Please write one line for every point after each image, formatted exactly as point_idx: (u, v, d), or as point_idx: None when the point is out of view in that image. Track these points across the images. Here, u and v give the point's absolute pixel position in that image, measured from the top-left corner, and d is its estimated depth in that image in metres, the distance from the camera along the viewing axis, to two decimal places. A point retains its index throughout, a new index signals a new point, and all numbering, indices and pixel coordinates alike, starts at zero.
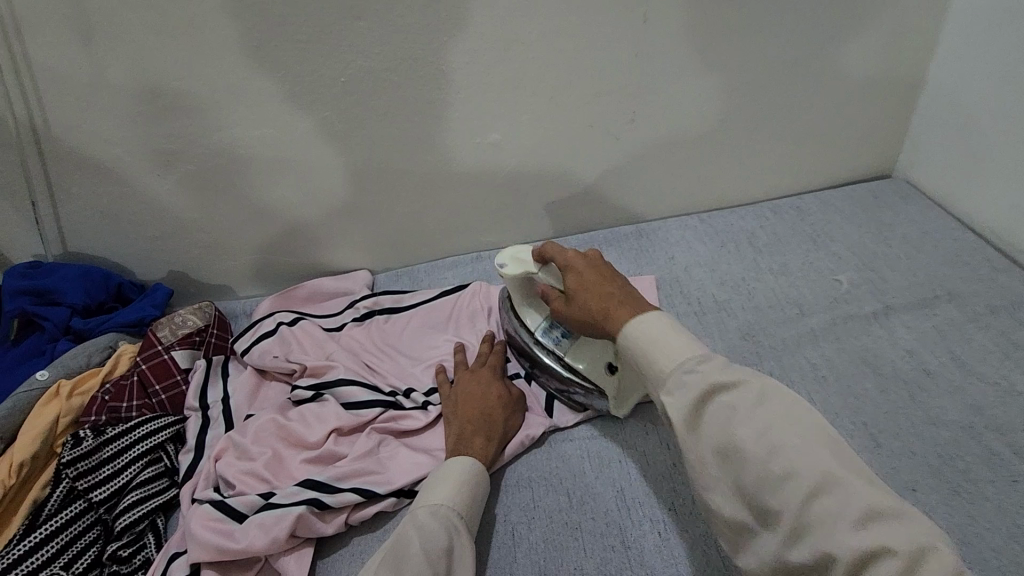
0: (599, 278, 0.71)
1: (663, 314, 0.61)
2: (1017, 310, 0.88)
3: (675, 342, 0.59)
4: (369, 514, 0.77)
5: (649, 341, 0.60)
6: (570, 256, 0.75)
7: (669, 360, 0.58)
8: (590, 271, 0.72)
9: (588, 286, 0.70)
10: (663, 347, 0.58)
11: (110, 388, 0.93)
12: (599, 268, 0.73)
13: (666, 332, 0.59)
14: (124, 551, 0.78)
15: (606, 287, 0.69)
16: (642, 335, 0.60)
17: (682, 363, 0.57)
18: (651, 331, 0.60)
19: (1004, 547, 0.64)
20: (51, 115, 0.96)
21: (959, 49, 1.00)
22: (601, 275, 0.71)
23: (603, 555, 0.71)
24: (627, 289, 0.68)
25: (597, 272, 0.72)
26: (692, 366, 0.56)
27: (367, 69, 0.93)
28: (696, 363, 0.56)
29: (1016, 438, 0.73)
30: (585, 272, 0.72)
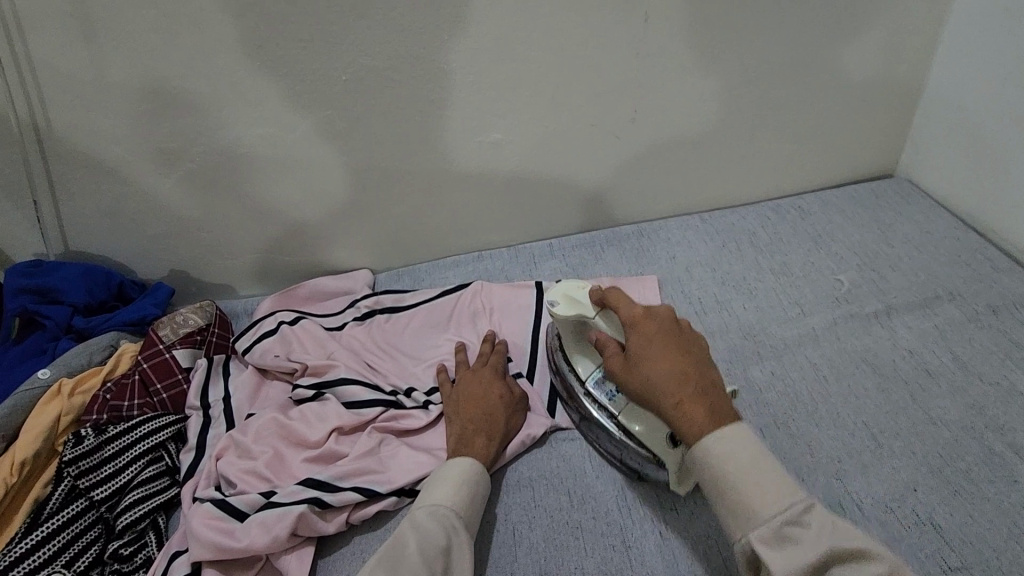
0: (671, 351, 0.66)
1: (742, 432, 0.59)
2: (1018, 310, 0.88)
3: (760, 470, 0.56)
4: (370, 513, 0.77)
5: (724, 456, 0.57)
6: (641, 324, 0.69)
7: (764, 501, 0.54)
8: (664, 338, 0.67)
9: (660, 358, 0.65)
10: (747, 474, 0.56)
11: (111, 387, 0.93)
12: (672, 340, 0.67)
13: (747, 451, 0.57)
14: (125, 549, 0.78)
15: (680, 368, 0.64)
16: (717, 447, 0.58)
17: (783, 513, 0.54)
18: (731, 447, 0.58)
19: (1004, 548, 0.64)
20: (53, 114, 0.96)
21: (960, 49, 1.00)
22: (676, 346, 0.66)
23: (603, 555, 0.71)
24: (703, 377, 0.64)
25: (671, 343, 0.66)
26: (795, 517, 0.54)
27: (368, 68, 0.93)
28: (801, 515, 0.54)
29: (1016, 438, 0.73)
30: (656, 338, 0.67)
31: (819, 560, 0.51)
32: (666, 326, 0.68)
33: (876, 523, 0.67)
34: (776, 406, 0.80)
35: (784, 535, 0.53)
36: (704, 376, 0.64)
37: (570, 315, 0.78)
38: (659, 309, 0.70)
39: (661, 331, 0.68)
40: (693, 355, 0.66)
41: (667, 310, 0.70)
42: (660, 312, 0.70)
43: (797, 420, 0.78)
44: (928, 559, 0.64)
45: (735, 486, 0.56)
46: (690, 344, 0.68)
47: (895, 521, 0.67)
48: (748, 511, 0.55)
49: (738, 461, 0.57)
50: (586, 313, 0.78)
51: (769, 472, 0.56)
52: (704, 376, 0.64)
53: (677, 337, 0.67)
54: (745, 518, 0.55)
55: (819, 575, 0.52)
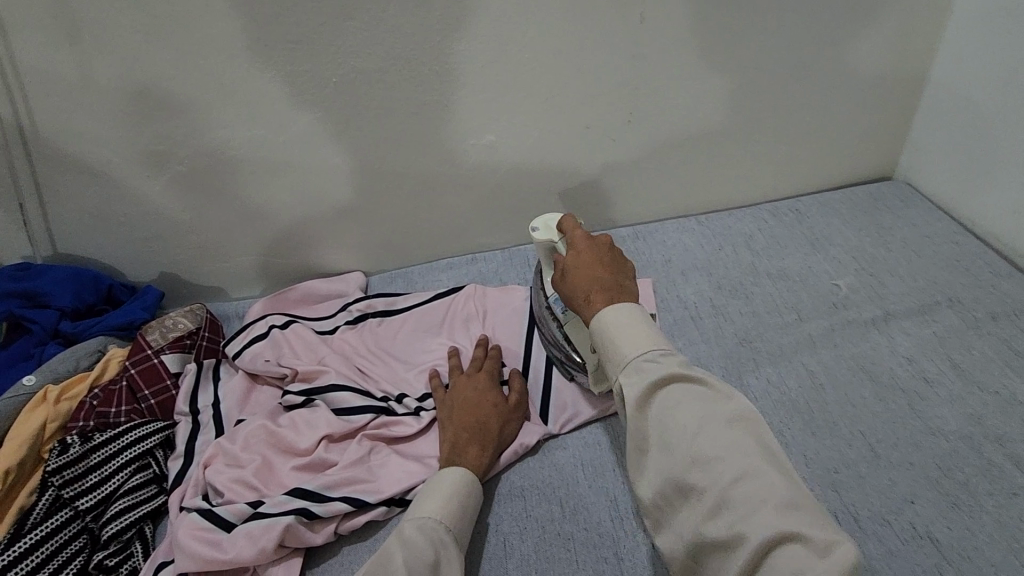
0: (595, 262, 0.68)
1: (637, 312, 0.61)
2: (1018, 317, 0.87)
3: (642, 334, 0.59)
4: (359, 523, 0.76)
5: (613, 329, 0.60)
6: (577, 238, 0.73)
7: (630, 346, 0.59)
8: (592, 252, 0.70)
9: (583, 264, 0.69)
10: (626, 334, 0.59)
11: (98, 393, 0.91)
12: (601, 252, 0.70)
13: (633, 322, 0.60)
14: (111, 560, 0.77)
15: (596, 273, 0.67)
16: (608, 325, 0.61)
17: (644, 352, 0.58)
18: (620, 322, 0.60)
19: (1003, 562, 0.63)
20: (38, 115, 0.94)
21: (961, 50, 0.99)
22: (601, 258, 0.69)
23: (596, 567, 0.70)
24: (619, 282, 0.65)
25: (596, 255, 0.69)
26: (654, 356, 0.58)
27: (358, 69, 0.92)
28: (659, 355, 0.58)
29: (1015, 449, 0.72)
30: (587, 251, 0.70)
31: (661, 380, 0.56)
32: (598, 244, 0.71)
33: (873, 537, 0.66)
34: (772, 414, 0.79)
35: (640, 366, 0.57)
36: (618, 281, 0.66)
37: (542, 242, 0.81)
38: (597, 234, 0.73)
39: (593, 247, 0.71)
40: (615, 268, 0.68)
41: (607, 238, 0.73)
42: (598, 235, 0.73)
43: (794, 429, 0.77)
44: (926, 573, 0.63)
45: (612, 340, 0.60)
46: (619, 261, 0.69)
47: (892, 534, 0.66)
48: (616, 356, 0.59)
49: (625, 331, 0.60)
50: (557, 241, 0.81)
51: (646, 333, 0.59)
52: (619, 283, 0.65)
53: (607, 253, 0.70)
54: (612, 361, 0.60)
55: (657, 391, 0.56)
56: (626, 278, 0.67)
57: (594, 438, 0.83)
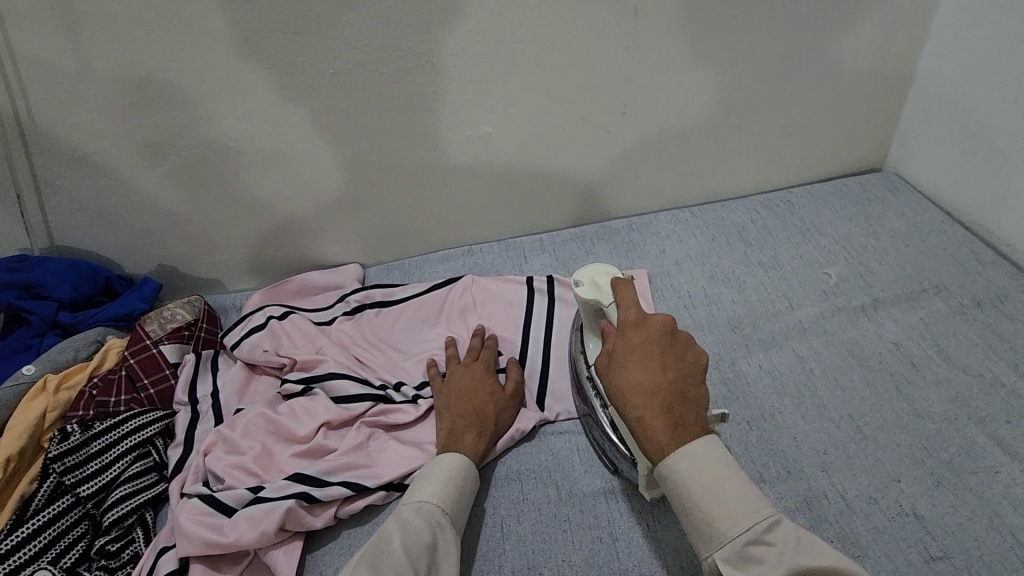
0: (658, 365, 0.62)
1: (724, 467, 0.57)
2: (1002, 303, 0.89)
3: (730, 492, 0.56)
4: (359, 507, 0.77)
5: (695, 484, 0.57)
6: (635, 327, 0.66)
7: (728, 520, 0.55)
8: (653, 349, 0.63)
9: (643, 368, 0.62)
10: (720, 502, 0.56)
11: (97, 383, 0.92)
12: (663, 350, 0.64)
13: (715, 476, 0.57)
14: (112, 545, 0.78)
15: (660, 385, 0.61)
16: (681, 470, 0.58)
17: (748, 533, 0.54)
18: (700, 474, 0.57)
19: (985, 537, 0.65)
20: (36, 106, 0.94)
21: (948, 42, 1.01)
22: (664, 360, 0.63)
23: (591, 547, 0.71)
24: (684, 399, 0.61)
25: (657, 354, 0.63)
26: (760, 537, 0.54)
27: (356, 60, 0.93)
28: (766, 535, 0.54)
29: (997, 429, 0.74)
30: (647, 347, 0.64)
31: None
32: (660, 336, 0.64)
33: (860, 515, 0.68)
34: (763, 399, 0.81)
35: (749, 556, 0.53)
36: (683, 395, 0.61)
37: (589, 299, 0.75)
38: (657, 319, 0.65)
39: (653, 338, 0.64)
40: (679, 374, 0.62)
41: (666, 318, 0.66)
42: (658, 319, 0.66)
43: (785, 413, 0.79)
44: (910, 549, 0.65)
45: (704, 507, 0.56)
46: (680, 355, 0.64)
47: (878, 512, 0.68)
48: (708, 529, 0.56)
49: (707, 485, 0.56)
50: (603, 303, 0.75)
51: (739, 496, 0.55)
52: (685, 396, 0.61)
53: (668, 349, 0.64)
54: (706, 535, 0.56)
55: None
56: (689, 383, 0.63)
57: None
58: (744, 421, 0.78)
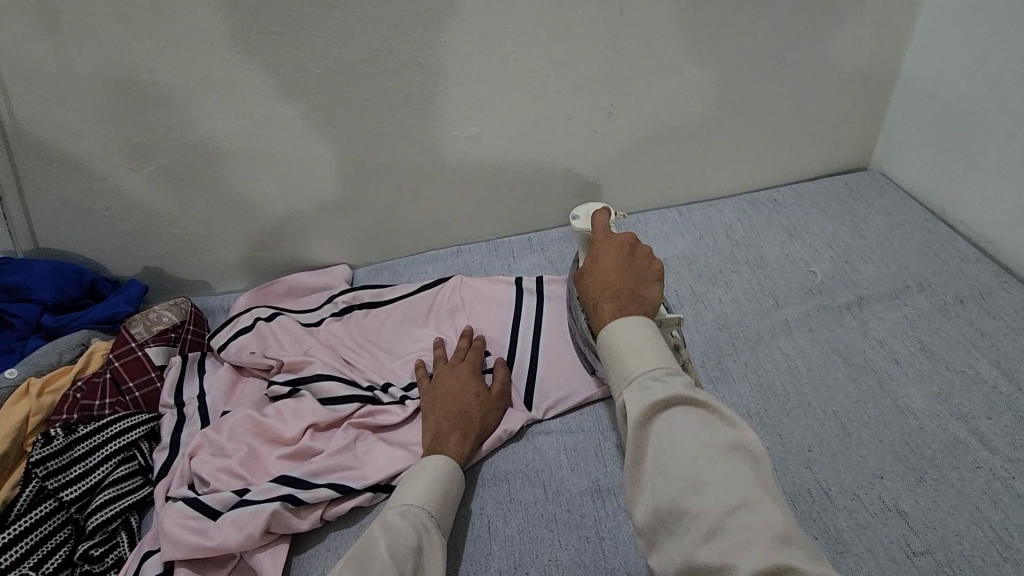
0: (615, 267, 0.70)
1: (647, 328, 0.61)
2: (984, 300, 0.90)
3: (651, 348, 0.60)
4: (345, 509, 0.77)
5: (625, 341, 0.61)
6: (599, 240, 0.75)
7: (639, 361, 0.59)
8: (613, 255, 0.72)
9: (603, 269, 0.70)
10: (640, 351, 0.60)
11: (82, 386, 0.91)
12: (622, 255, 0.72)
13: (643, 338, 0.61)
14: (96, 550, 0.77)
15: (613, 278, 0.68)
16: (615, 334, 0.62)
17: (650, 370, 0.58)
18: (631, 333, 0.61)
19: (967, 532, 0.66)
20: (18, 107, 0.93)
21: (930, 43, 1.02)
22: (620, 263, 0.71)
23: (578, 546, 0.71)
24: (635, 291, 0.67)
25: (615, 259, 0.71)
26: (660, 375, 0.58)
27: (341, 60, 0.92)
28: (666, 375, 0.58)
29: (979, 425, 0.75)
30: (608, 255, 0.72)
31: (661, 403, 0.55)
32: (619, 245, 0.73)
33: (843, 511, 0.69)
34: (749, 397, 0.81)
35: (645, 384, 0.57)
36: (635, 289, 0.67)
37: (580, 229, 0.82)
38: (621, 235, 0.74)
39: (614, 247, 0.73)
40: (633, 274, 0.69)
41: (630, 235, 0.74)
42: (621, 234, 0.74)
43: (771, 411, 0.79)
44: (893, 544, 0.65)
45: (621, 354, 0.61)
46: (639, 265, 0.71)
47: (861, 508, 0.69)
48: (623, 372, 0.60)
49: (634, 341, 0.61)
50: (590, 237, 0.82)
51: (657, 350, 0.60)
52: (636, 290, 0.67)
53: (627, 256, 0.71)
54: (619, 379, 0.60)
55: (659, 412, 0.56)
56: (643, 284, 0.69)
57: (576, 423, 0.85)
58: None
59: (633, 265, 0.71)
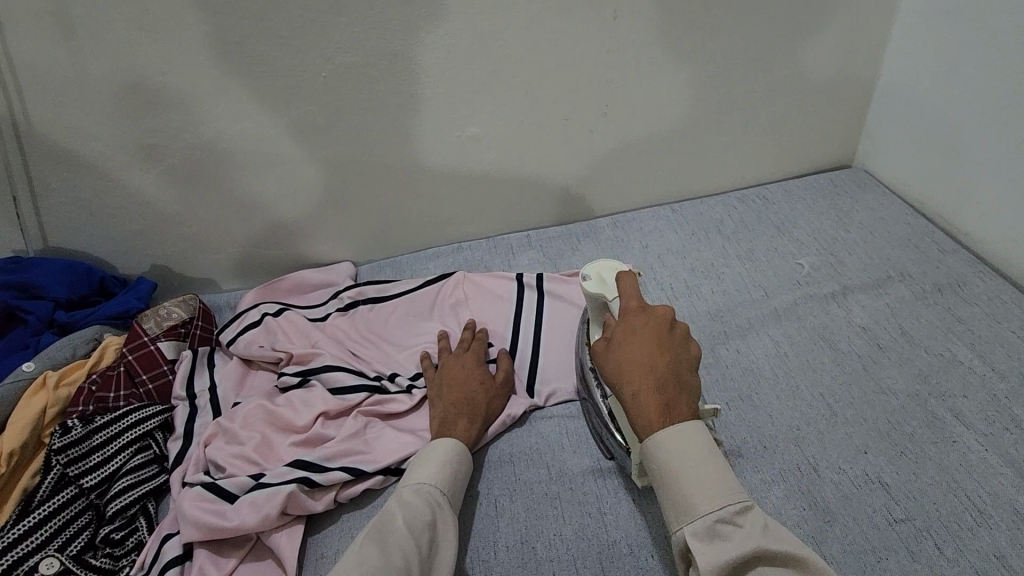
0: (659, 351, 0.68)
1: (698, 437, 0.62)
2: (960, 288, 0.95)
3: (705, 466, 0.60)
4: (357, 491, 0.80)
5: (681, 458, 0.61)
6: (632, 315, 0.73)
7: (702, 495, 0.59)
8: (654, 338, 0.69)
9: (648, 356, 0.68)
10: (701, 477, 0.60)
11: (96, 379, 0.94)
12: (659, 337, 0.69)
13: (696, 454, 0.61)
14: (116, 534, 0.80)
15: (658, 369, 0.67)
16: (665, 443, 0.62)
17: (718, 512, 0.58)
18: (687, 448, 0.61)
19: (944, 500, 0.70)
20: (32, 110, 0.96)
21: (907, 46, 1.07)
22: (663, 347, 0.68)
23: (581, 521, 0.75)
24: (681, 383, 0.66)
25: (658, 342, 0.69)
26: (730, 516, 0.58)
27: (347, 63, 0.96)
28: (735, 515, 0.58)
29: (955, 403, 0.79)
30: (649, 338, 0.69)
31: (743, 557, 0.55)
32: (660, 324, 0.70)
33: (830, 484, 0.73)
34: (740, 381, 0.86)
35: (716, 532, 0.57)
36: (681, 382, 0.66)
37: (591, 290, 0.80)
38: (660, 312, 0.71)
39: (652, 328, 0.70)
40: (677, 360, 0.68)
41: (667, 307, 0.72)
42: (658, 312, 0.72)
43: (761, 394, 0.83)
44: (876, 513, 0.70)
45: (681, 480, 0.60)
46: (677, 348, 0.70)
47: (847, 481, 0.73)
48: (685, 501, 0.60)
49: (689, 455, 0.61)
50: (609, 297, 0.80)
51: (715, 476, 0.60)
52: (682, 384, 0.66)
53: (665, 337, 0.70)
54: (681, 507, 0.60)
55: (742, 570, 0.56)
56: (684, 369, 0.68)
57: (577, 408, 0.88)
58: (722, 402, 0.83)
59: (672, 347, 0.69)
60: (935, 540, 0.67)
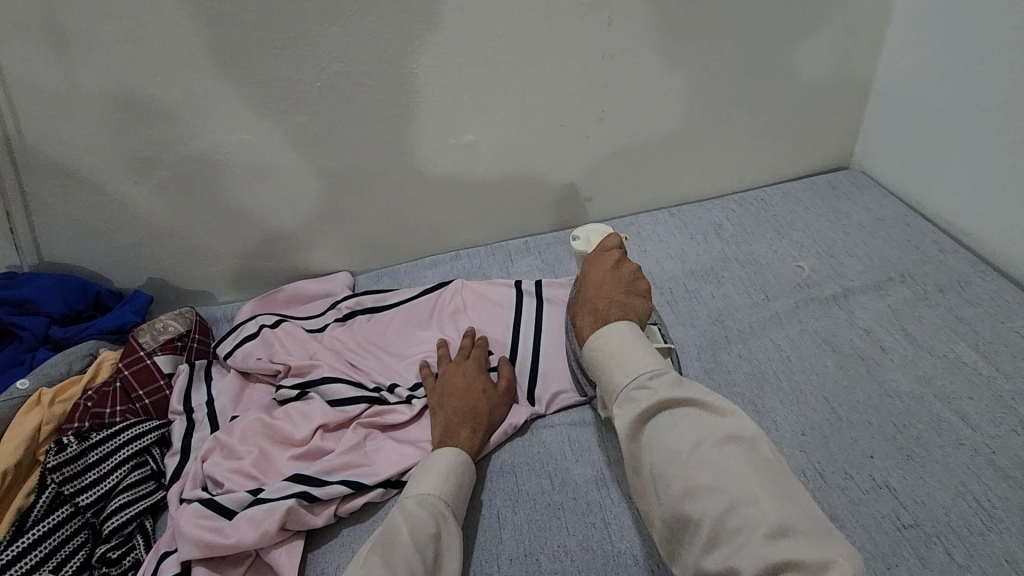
0: (604, 278, 0.78)
1: (624, 338, 0.67)
2: (963, 288, 0.94)
3: (633, 359, 0.65)
4: (357, 505, 0.79)
5: (610, 347, 0.67)
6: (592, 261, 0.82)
7: (624, 373, 0.64)
8: (603, 269, 0.79)
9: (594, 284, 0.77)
10: (623, 360, 0.65)
11: (92, 395, 0.93)
12: (605, 275, 0.78)
13: (624, 348, 0.66)
14: (113, 553, 0.79)
15: (596, 292, 0.75)
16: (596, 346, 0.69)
17: (633, 380, 0.63)
18: (615, 337, 0.67)
19: (952, 504, 0.69)
20: (25, 124, 0.96)
21: (903, 47, 1.07)
22: (609, 274, 0.78)
23: (585, 532, 0.74)
24: (620, 299, 0.74)
25: (602, 278, 0.77)
26: (644, 382, 0.62)
27: (342, 73, 0.96)
28: (650, 380, 0.62)
29: (961, 405, 0.79)
30: (599, 271, 0.79)
31: (649, 410, 0.60)
32: (609, 255, 0.80)
33: (837, 490, 0.72)
34: (744, 386, 0.85)
35: (630, 395, 0.62)
36: (620, 299, 0.74)
37: (578, 248, 0.88)
38: (611, 251, 0.81)
39: (602, 269, 0.79)
40: (619, 283, 0.76)
41: (615, 239, 0.83)
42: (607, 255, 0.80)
43: (765, 399, 0.83)
44: (884, 519, 0.69)
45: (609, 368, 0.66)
46: (623, 282, 0.76)
47: (854, 486, 0.72)
48: (611, 384, 0.65)
49: (616, 352, 0.66)
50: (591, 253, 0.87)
51: (636, 356, 0.65)
52: (621, 298, 0.74)
53: (611, 274, 0.78)
54: (609, 389, 0.65)
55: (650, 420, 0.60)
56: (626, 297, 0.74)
57: (579, 416, 0.87)
58: None
59: (620, 282, 0.76)
60: (946, 546, 0.66)
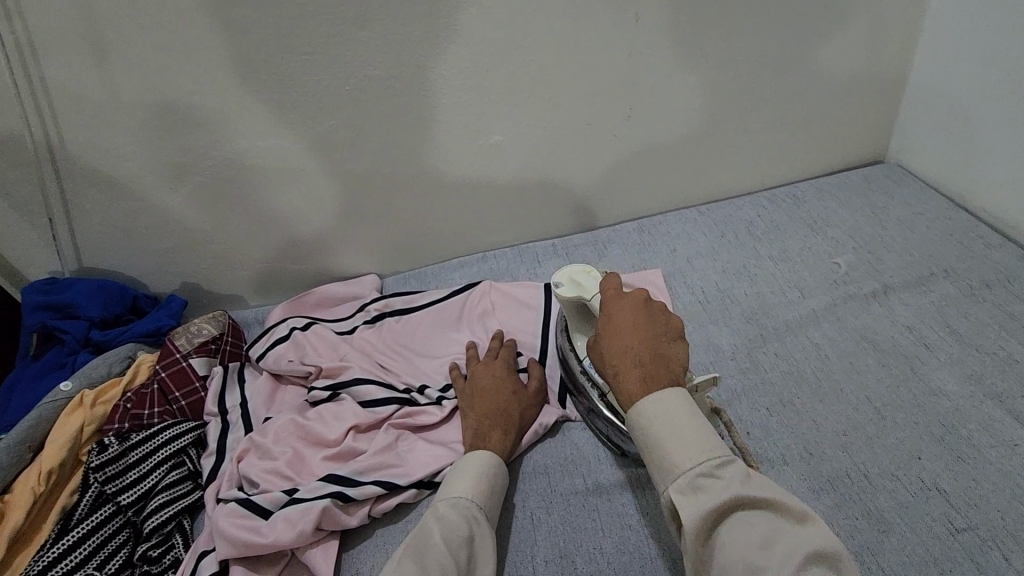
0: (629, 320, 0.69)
1: (678, 400, 0.61)
2: (1011, 283, 0.91)
3: (692, 433, 0.59)
4: (392, 505, 0.79)
5: (661, 421, 0.60)
6: (612, 296, 0.73)
7: (682, 457, 0.58)
8: (628, 308, 0.70)
9: (621, 330, 0.68)
10: (675, 428, 0.60)
11: (131, 397, 0.95)
12: (636, 314, 0.69)
13: (683, 420, 0.60)
14: (153, 551, 0.80)
15: (629, 336, 0.67)
16: (648, 413, 0.61)
17: (699, 465, 0.57)
18: (668, 415, 0.60)
19: (1010, 508, 0.66)
20: (66, 134, 0.99)
21: (943, 34, 1.04)
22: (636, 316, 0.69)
23: (621, 534, 0.73)
24: (659, 349, 0.66)
25: (632, 320, 0.69)
26: (710, 470, 0.57)
27: (371, 77, 0.96)
28: (717, 468, 0.57)
29: (1015, 404, 0.76)
30: (624, 310, 0.70)
31: (723, 505, 0.55)
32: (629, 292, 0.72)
33: (883, 492, 0.70)
34: (782, 386, 0.82)
35: (696, 484, 0.56)
36: (661, 348, 0.66)
37: (569, 295, 0.84)
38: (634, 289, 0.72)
39: (627, 308, 0.70)
40: (650, 326, 0.68)
41: (619, 281, 0.77)
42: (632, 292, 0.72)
43: (804, 398, 0.81)
44: (935, 522, 0.66)
45: (663, 446, 0.60)
46: (658, 325, 0.69)
47: (902, 488, 0.70)
48: (666, 465, 0.59)
49: (670, 424, 0.60)
50: (588, 296, 0.84)
51: (695, 436, 0.59)
52: (660, 350, 0.66)
53: (643, 314, 0.69)
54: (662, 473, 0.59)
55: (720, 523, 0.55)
56: (668, 345, 0.67)
57: None
58: (763, 408, 0.80)
59: (652, 325, 0.68)
60: (1002, 551, 0.63)
